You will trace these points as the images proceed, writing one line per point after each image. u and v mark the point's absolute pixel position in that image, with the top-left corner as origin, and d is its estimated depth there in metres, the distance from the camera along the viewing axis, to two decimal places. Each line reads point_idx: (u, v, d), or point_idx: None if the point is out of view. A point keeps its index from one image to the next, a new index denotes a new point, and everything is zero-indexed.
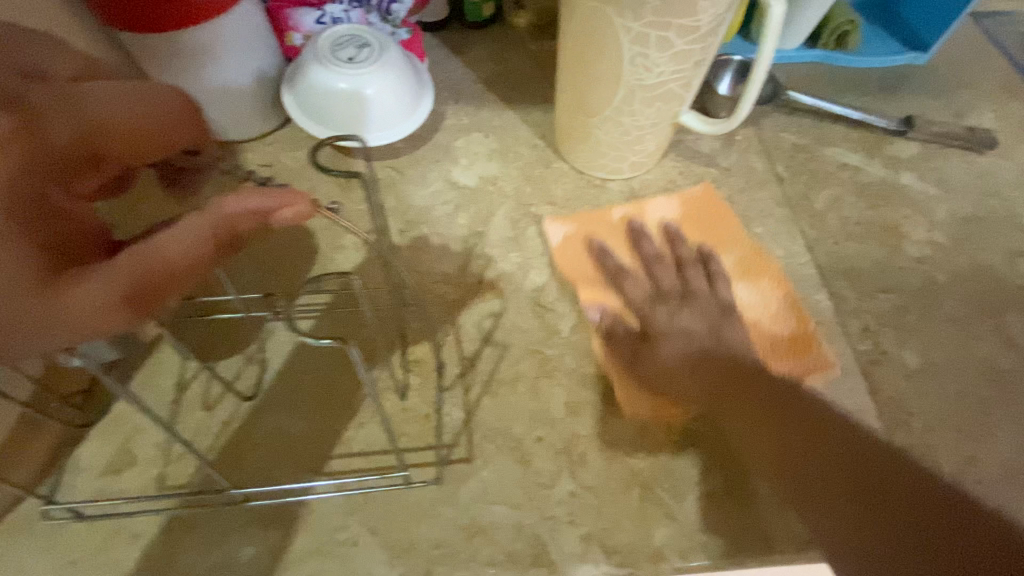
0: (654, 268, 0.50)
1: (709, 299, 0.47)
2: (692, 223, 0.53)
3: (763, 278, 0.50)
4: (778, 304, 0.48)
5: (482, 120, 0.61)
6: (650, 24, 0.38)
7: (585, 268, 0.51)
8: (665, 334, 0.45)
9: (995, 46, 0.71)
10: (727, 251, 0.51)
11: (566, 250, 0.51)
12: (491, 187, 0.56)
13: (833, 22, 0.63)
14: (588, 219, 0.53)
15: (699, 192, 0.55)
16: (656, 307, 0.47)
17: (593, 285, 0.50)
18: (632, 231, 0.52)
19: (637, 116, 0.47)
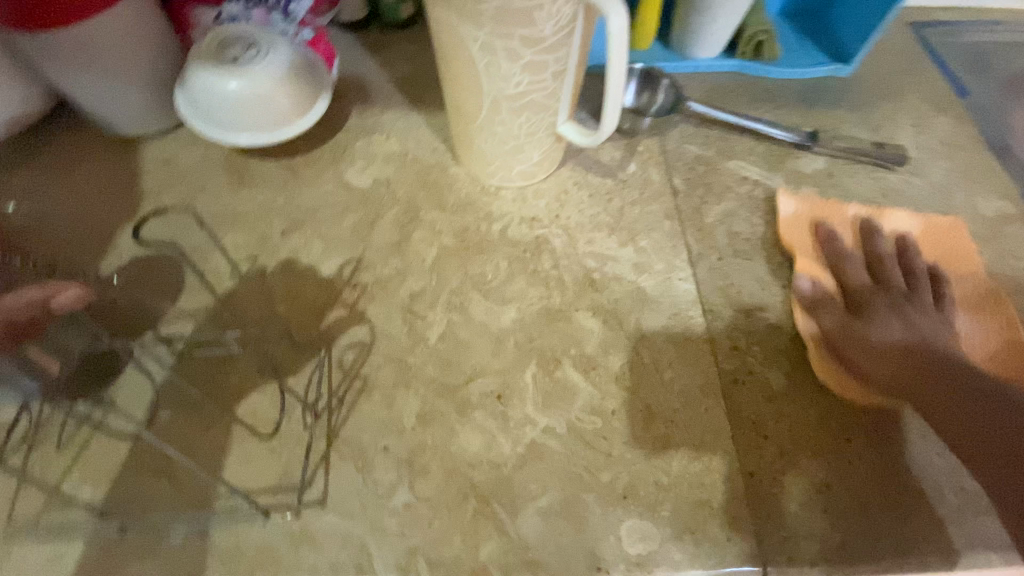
0: (880, 271, 0.47)
1: (939, 316, 0.45)
2: (929, 243, 0.51)
3: (995, 316, 0.47)
4: (1001, 342, 0.46)
5: (386, 122, 0.61)
6: (493, 33, 0.38)
7: (801, 241, 0.51)
8: (885, 315, 0.43)
9: (931, 58, 0.68)
10: (960, 279, 0.49)
11: (791, 221, 0.52)
12: (383, 190, 0.55)
13: (748, 31, 0.62)
14: (821, 205, 0.53)
15: (948, 224, 0.53)
16: (889, 297, 0.45)
17: (807, 256, 0.50)
18: (864, 225, 0.51)
19: (508, 126, 0.46)
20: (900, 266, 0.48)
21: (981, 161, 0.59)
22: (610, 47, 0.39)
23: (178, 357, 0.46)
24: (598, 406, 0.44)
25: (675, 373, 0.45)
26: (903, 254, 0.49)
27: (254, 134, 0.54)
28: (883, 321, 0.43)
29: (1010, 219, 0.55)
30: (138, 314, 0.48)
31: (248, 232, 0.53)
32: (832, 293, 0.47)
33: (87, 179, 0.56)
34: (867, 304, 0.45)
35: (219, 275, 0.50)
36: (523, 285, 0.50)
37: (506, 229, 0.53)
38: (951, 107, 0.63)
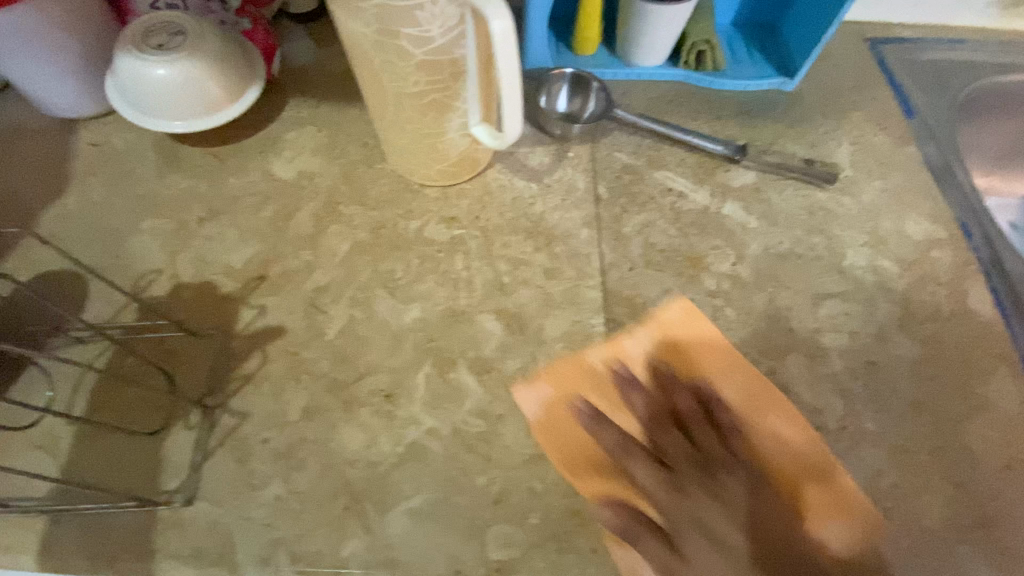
0: (653, 441, 0.42)
1: (730, 466, 0.41)
2: (693, 348, 0.47)
3: (774, 413, 0.44)
4: (800, 450, 0.43)
5: (320, 114, 0.60)
6: (381, 30, 0.38)
7: (575, 441, 0.42)
8: (682, 517, 0.39)
9: (883, 74, 0.67)
10: (724, 381, 0.45)
11: (546, 423, 0.43)
12: (306, 182, 0.55)
13: (690, 40, 0.61)
14: (566, 369, 0.46)
15: (678, 311, 0.49)
16: (667, 489, 0.40)
17: (594, 462, 0.42)
18: (618, 380, 0.45)
19: (417, 126, 0.46)
20: (668, 423, 0.43)
21: (919, 181, 0.57)
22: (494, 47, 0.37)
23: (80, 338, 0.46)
24: (486, 409, 0.44)
25: (566, 381, 0.45)
26: (661, 390, 0.44)
27: (181, 122, 0.55)
28: (682, 534, 0.38)
29: (938, 244, 0.53)
30: (49, 294, 0.48)
31: (167, 218, 0.53)
32: (649, 491, 0.40)
33: (19, 161, 0.57)
34: (666, 513, 0.39)
35: (133, 258, 0.51)
36: (431, 284, 0.50)
37: (423, 228, 0.53)
38: (896, 126, 0.62)
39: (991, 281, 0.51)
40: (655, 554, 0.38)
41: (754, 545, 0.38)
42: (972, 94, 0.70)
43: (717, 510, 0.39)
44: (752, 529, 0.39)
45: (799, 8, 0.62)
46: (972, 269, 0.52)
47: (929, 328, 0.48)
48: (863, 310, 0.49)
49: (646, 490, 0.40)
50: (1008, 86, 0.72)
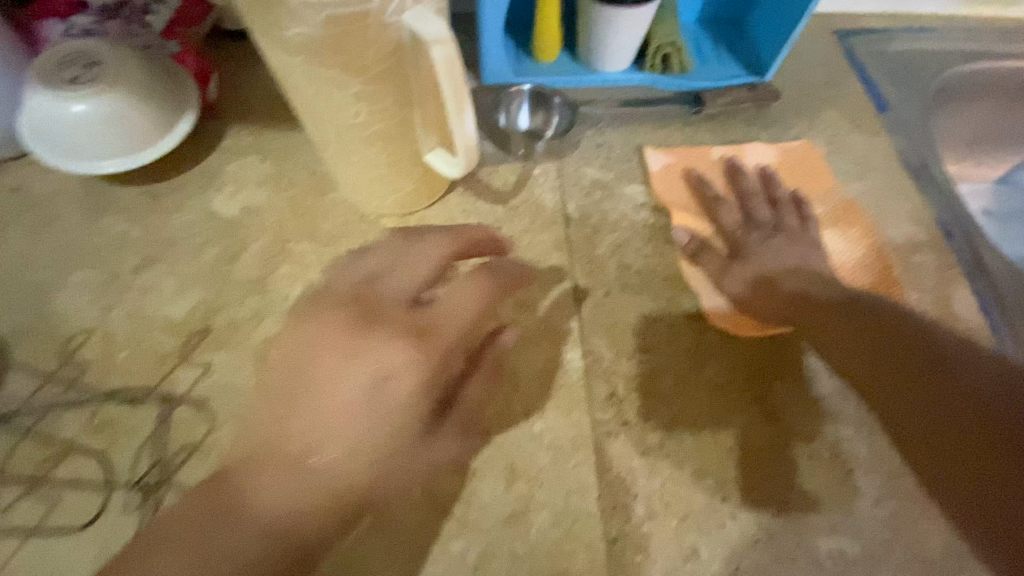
0: (749, 203, 0.52)
1: (782, 230, 0.50)
2: (792, 170, 0.55)
3: (851, 226, 0.51)
4: (863, 252, 0.50)
5: (264, 141, 0.55)
6: (308, 59, 0.33)
7: (681, 196, 0.53)
8: (753, 248, 0.48)
9: (852, 67, 0.65)
10: (820, 198, 0.53)
11: (661, 176, 0.54)
12: (250, 219, 0.51)
13: (655, 43, 0.58)
14: (685, 154, 0.55)
15: (800, 147, 0.56)
16: (748, 232, 0.50)
17: (686, 208, 0.52)
18: (731, 166, 0.54)
19: (366, 157, 0.42)
20: (767, 200, 0.52)
21: (896, 181, 0.55)
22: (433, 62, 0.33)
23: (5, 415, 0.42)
24: (458, 464, 0.40)
25: (545, 425, 0.42)
26: (767, 183, 0.53)
27: (108, 161, 0.49)
28: (752, 256, 0.48)
29: (920, 247, 0.51)
30: None
31: (97, 269, 0.48)
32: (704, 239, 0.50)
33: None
34: (739, 243, 0.49)
35: (61, 317, 0.46)
36: None
37: None
38: (869, 122, 0.60)
39: (974, 284, 0.50)
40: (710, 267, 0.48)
41: (803, 284, 0.44)
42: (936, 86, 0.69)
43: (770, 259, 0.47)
44: (812, 276, 0.45)
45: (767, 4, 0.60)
46: (954, 272, 0.50)
47: None
48: None
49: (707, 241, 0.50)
50: (976, 75, 0.71)
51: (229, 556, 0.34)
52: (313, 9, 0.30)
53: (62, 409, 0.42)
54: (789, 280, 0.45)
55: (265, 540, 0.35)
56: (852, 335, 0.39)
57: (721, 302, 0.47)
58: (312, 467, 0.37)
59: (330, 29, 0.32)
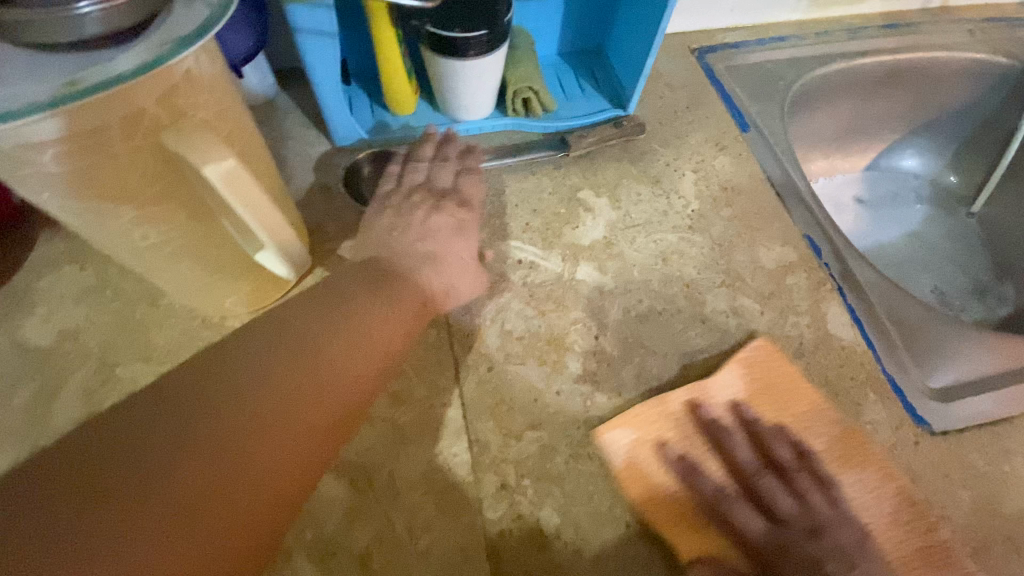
0: (756, 485, 0.39)
1: (814, 522, 0.37)
2: (767, 394, 0.44)
3: (866, 464, 0.41)
4: (888, 503, 0.40)
5: (83, 247, 0.48)
6: (58, 196, 0.27)
7: (664, 500, 0.39)
8: None
9: (712, 86, 0.65)
10: (814, 428, 0.43)
11: (631, 474, 0.40)
12: (70, 345, 0.43)
13: (511, 87, 0.55)
14: (646, 412, 0.42)
15: (760, 351, 0.45)
16: (787, 557, 0.35)
17: (687, 523, 0.38)
18: (707, 425, 0.42)
19: (186, 270, 0.37)
20: (774, 467, 0.40)
21: (764, 202, 0.56)
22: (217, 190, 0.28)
23: None
24: None
25: (432, 538, 0.38)
26: (757, 440, 0.41)
27: None
28: None
29: (792, 268, 0.52)
30: None
31: None
32: (730, 567, 0.36)
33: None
34: (779, 573, 0.35)
35: None
36: None
37: None
38: (733, 144, 0.60)
39: (847, 297, 0.50)
40: None
41: None
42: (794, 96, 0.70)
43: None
44: None
45: (620, 35, 0.59)
46: (827, 288, 0.51)
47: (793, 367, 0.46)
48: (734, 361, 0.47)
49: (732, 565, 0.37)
50: (831, 77, 0.72)
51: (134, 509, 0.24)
52: (32, 148, 0.25)
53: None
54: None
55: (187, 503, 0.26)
56: None
57: None
58: (271, 420, 0.30)
59: (65, 165, 0.26)
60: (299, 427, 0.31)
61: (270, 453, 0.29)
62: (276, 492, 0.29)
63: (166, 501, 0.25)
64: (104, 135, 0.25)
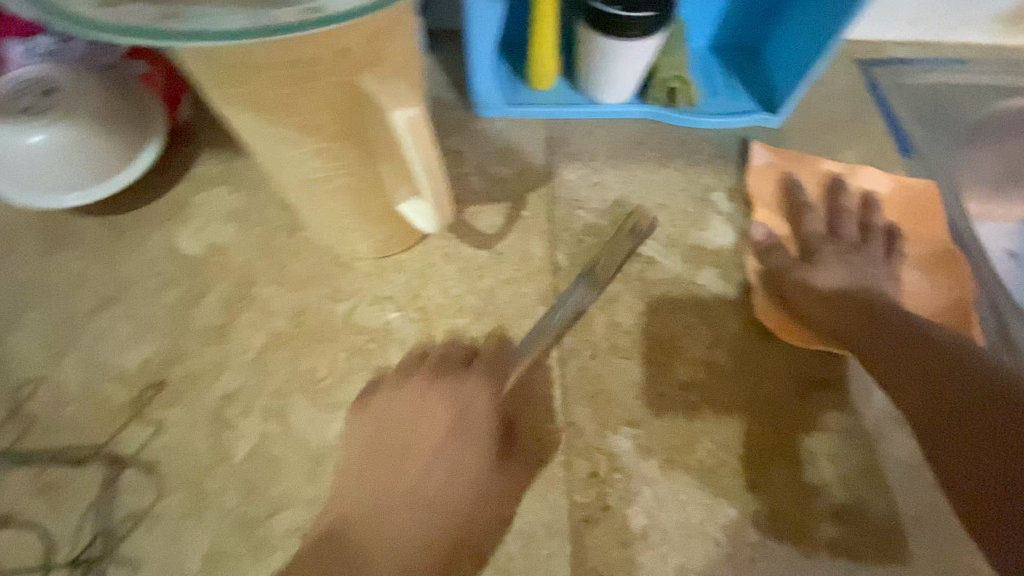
0: (837, 215, 0.50)
1: (864, 253, 0.47)
2: (901, 204, 0.52)
3: (942, 274, 0.49)
4: (944, 299, 0.48)
5: (237, 172, 0.51)
6: (258, 117, 0.30)
7: (770, 194, 0.51)
8: (831, 262, 0.46)
9: (876, 103, 0.60)
10: (922, 240, 0.50)
11: (761, 173, 0.52)
12: (217, 258, 0.47)
13: (659, 76, 0.53)
14: (789, 159, 0.53)
15: (925, 189, 0.53)
16: (826, 244, 0.48)
17: (773, 208, 0.51)
18: (833, 182, 0.52)
19: (335, 207, 0.39)
20: (858, 219, 0.50)
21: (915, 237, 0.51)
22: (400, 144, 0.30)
23: None
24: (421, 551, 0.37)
25: (519, 508, 0.39)
26: (866, 207, 0.50)
27: (83, 190, 0.46)
28: (819, 265, 0.46)
29: (938, 313, 0.47)
30: None
31: (52, 309, 0.45)
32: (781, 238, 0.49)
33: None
34: (811, 251, 0.47)
35: (17, 362, 0.44)
36: (359, 386, 0.42)
37: (353, 312, 0.45)
38: (889, 169, 0.55)
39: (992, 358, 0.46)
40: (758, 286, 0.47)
41: (861, 313, 0.42)
42: (965, 128, 0.64)
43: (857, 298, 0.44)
44: (863, 292, 0.44)
45: (784, 33, 0.55)
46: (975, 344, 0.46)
47: None
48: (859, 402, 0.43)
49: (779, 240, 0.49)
50: (1011, 112, 0.65)
51: None
52: (250, 71, 0.26)
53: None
54: (840, 323, 0.43)
55: None
56: (895, 352, 0.39)
57: (768, 299, 0.46)
58: None
59: (272, 91, 0.28)
60: None
61: None
62: None
63: None
64: (309, 70, 0.27)
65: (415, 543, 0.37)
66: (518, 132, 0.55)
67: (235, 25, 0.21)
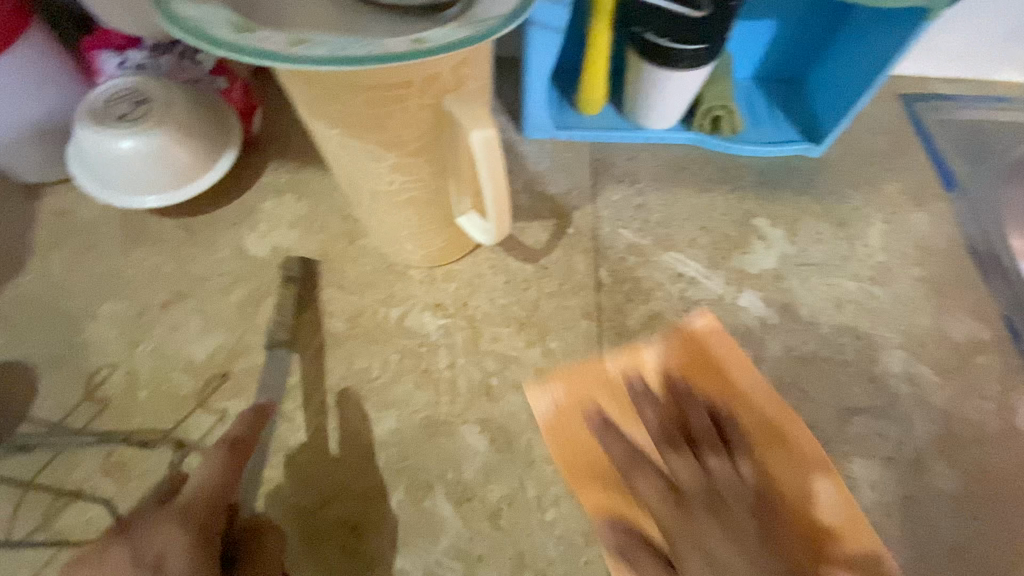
0: (662, 424, 0.41)
1: (686, 456, 0.39)
2: (699, 373, 0.45)
3: (790, 440, 0.42)
4: (804, 454, 0.42)
5: (301, 181, 0.55)
6: (348, 133, 0.32)
7: (581, 438, 0.42)
8: (676, 501, 0.37)
9: (920, 136, 0.61)
10: (747, 408, 0.44)
11: (556, 423, 0.43)
12: (280, 261, 0.50)
13: (704, 105, 0.55)
14: (582, 378, 0.44)
15: (704, 324, 0.47)
16: (663, 480, 0.39)
17: (594, 471, 0.41)
18: (630, 389, 0.43)
19: (399, 219, 0.42)
20: (690, 410, 0.42)
21: (959, 272, 0.51)
22: (478, 167, 0.33)
23: (29, 444, 0.43)
24: (464, 550, 0.39)
25: (558, 514, 0.40)
26: (682, 403, 0.43)
27: (162, 194, 0.49)
28: (675, 529, 0.36)
29: (982, 347, 0.47)
30: (8, 389, 0.45)
31: (128, 301, 0.49)
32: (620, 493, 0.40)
33: None
34: (658, 514, 0.37)
35: (94, 347, 0.47)
36: (409, 387, 0.45)
37: (405, 316, 0.48)
38: (933, 201, 0.56)
39: None
40: (645, 563, 0.37)
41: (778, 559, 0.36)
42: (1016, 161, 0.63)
43: (693, 464, 0.39)
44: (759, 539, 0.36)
45: (829, 68, 0.57)
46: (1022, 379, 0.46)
47: (967, 453, 0.43)
48: (900, 431, 0.43)
49: (613, 470, 0.40)
50: None
51: None
52: (352, 91, 0.29)
53: (73, 448, 0.43)
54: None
55: None
56: None
57: (628, 554, 0.37)
58: None
59: (367, 109, 0.30)
60: None
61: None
62: None
63: None
64: (403, 92, 0.30)
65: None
66: (565, 154, 0.58)
67: (359, 52, 0.24)
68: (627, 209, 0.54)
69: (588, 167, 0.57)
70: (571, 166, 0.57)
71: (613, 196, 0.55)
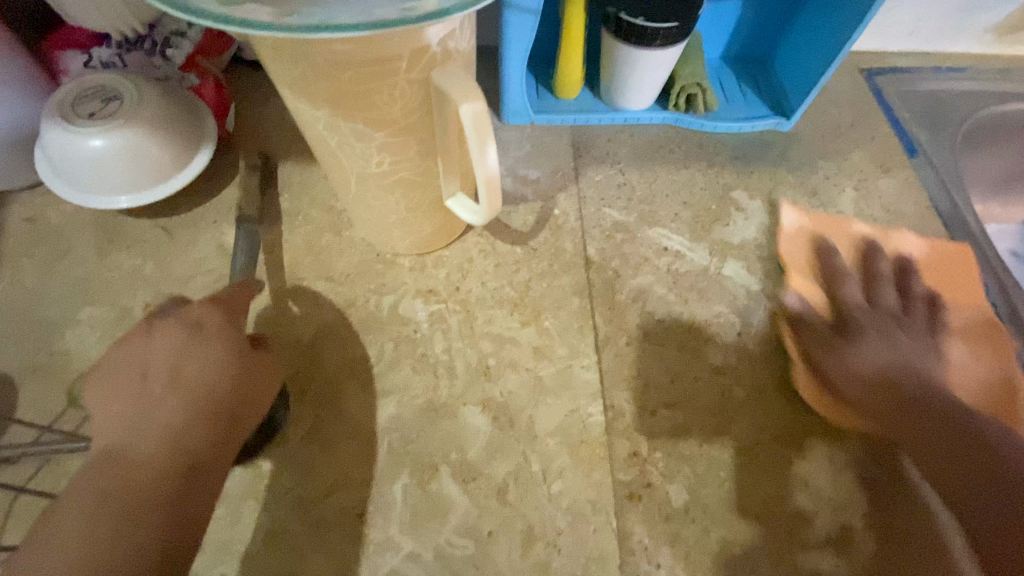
0: (878, 268, 0.49)
1: (876, 286, 0.48)
2: (937, 268, 0.50)
3: (964, 282, 0.50)
4: (968, 299, 0.49)
5: (281, 176, 0.54)
6: (334, 113, 0.32)
7: (802, 258, 0.50)
8: (853, 292, 0.47)
9: (881, 107, 0.63)
10: (961, 299, 0.49)
11: (793, 233, 0.51)
12: (265, 257, 0.49)
13: (678, 84, 0.56)
14: (814, 244, 0.51)
15: (956, 249, 0.52)
16: (856, 289, 0.47)
17: (806, 274, 0.49)
18: (858, 240, 0.51)
19: (387, 203, 0.42)
20: (895, 266, 0.49)
21: (927, 232, 0.54)
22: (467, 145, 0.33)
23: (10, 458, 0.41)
24: (474, 527, 0.39)
25: (564, 485, 0.40)
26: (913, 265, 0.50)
27: (136, 194, 0.48)
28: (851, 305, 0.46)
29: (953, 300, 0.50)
30: None
31: (108, 305, 0.47)
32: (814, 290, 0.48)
33: None
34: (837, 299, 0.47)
35: (75, 355, 0.45)
36: (406, 373, 0.44)
37: (397, 304, 0.47)
38: (899, 167, 0.58)
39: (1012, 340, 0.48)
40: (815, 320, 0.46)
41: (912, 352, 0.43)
42: (971, 128, 0.67)
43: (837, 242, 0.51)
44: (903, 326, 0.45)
45: (792, 43, 0.59)
46: None
47: None
48: None
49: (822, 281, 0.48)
50: (1012, 116, 0.68)
51: (180, 435, 0.34)
52: (338, 67, 0.29)
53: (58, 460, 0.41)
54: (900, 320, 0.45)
55: (190, 410, 0.35)
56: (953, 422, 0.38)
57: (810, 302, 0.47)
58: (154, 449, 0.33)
59: (354, 85, 0.30)
60: (187, 436, 0.34)
61: (189, 405, 0.35)
62: (207, 407, 0.35)
63: (193, 419, 0.35)
64: (389, 67, 0.30)
65: (207, 374, 0.36)
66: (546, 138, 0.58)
67: (351, 20, 0.24)
68: (610, 188, 0.55)
69: (570, 149, 0.58)
70: (552, 150, 0.57)
71: (597, 176, 0.56)
